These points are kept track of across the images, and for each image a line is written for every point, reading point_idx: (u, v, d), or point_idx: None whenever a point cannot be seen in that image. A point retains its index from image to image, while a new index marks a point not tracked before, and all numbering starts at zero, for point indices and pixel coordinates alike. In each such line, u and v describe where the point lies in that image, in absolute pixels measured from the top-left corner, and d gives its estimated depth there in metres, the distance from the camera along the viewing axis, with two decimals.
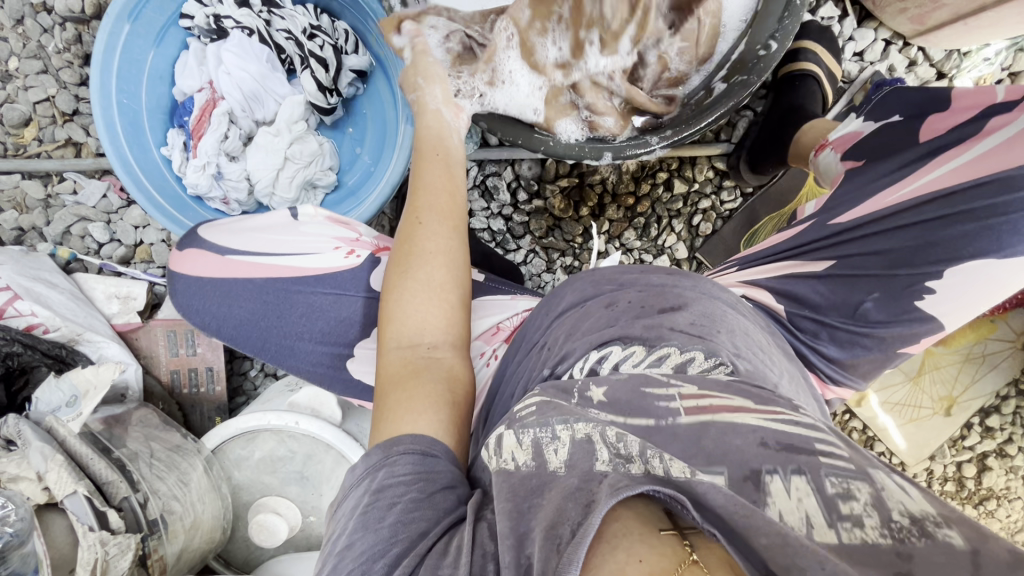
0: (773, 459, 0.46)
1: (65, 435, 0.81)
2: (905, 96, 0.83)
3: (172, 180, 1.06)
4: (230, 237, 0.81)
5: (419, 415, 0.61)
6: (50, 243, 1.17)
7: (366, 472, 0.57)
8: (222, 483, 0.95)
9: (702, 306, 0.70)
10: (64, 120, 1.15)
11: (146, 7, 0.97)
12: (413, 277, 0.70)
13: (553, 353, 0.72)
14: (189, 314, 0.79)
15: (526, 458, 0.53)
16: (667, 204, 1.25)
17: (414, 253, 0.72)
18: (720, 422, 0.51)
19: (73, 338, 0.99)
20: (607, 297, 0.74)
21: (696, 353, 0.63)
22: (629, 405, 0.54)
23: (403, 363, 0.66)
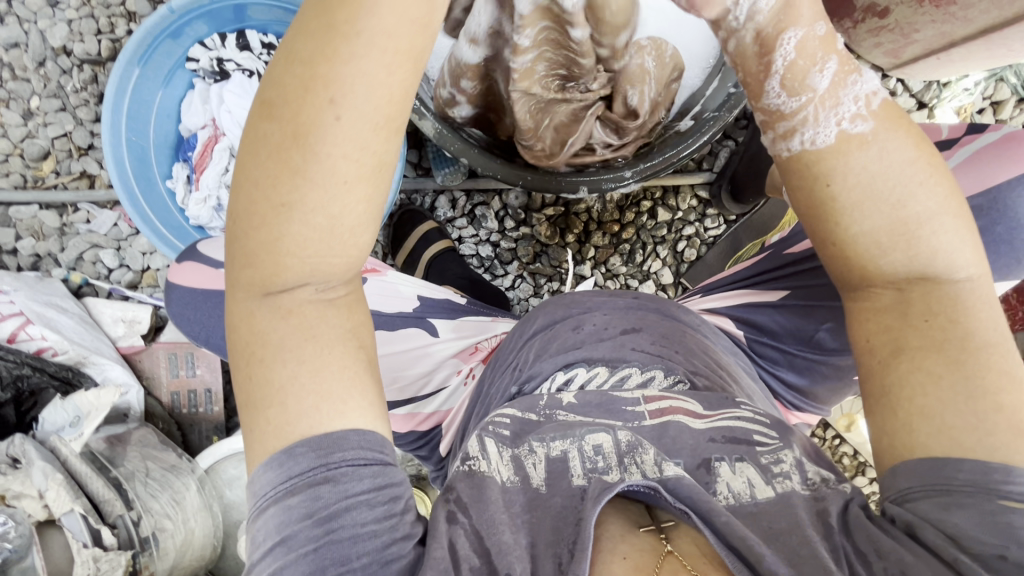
0: (719, 448, 0.59)
1: (67, 454, 0.87)
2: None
3: (176, 210, 1.12)
4: (223, 250, 0.77)
5: (340, 402, 0.47)
6: (64, 268, 1.24)
7: (298, 487, 0.45)
8: (214, 502, 0.99)
9: (665, 327, 0.78)
10: (79, 154, 1.23)
11: (155, 52, 1.04)
12: (320, 214, 0.46)
13: (520, 371, 0.75)
14: (181, 323, 0.76)
15: (509, 473, 0.56)
16: (652, 231, 1.28)
17: (324, 175, 0.45)
18: (677, 422, 0.61)
19: (80, 360, 1.05)
20: (574, 320, 0.79)
21: (656, 375, 0.71)
22: (604, 412, 0.63)
23: (289, 319, 0.47)
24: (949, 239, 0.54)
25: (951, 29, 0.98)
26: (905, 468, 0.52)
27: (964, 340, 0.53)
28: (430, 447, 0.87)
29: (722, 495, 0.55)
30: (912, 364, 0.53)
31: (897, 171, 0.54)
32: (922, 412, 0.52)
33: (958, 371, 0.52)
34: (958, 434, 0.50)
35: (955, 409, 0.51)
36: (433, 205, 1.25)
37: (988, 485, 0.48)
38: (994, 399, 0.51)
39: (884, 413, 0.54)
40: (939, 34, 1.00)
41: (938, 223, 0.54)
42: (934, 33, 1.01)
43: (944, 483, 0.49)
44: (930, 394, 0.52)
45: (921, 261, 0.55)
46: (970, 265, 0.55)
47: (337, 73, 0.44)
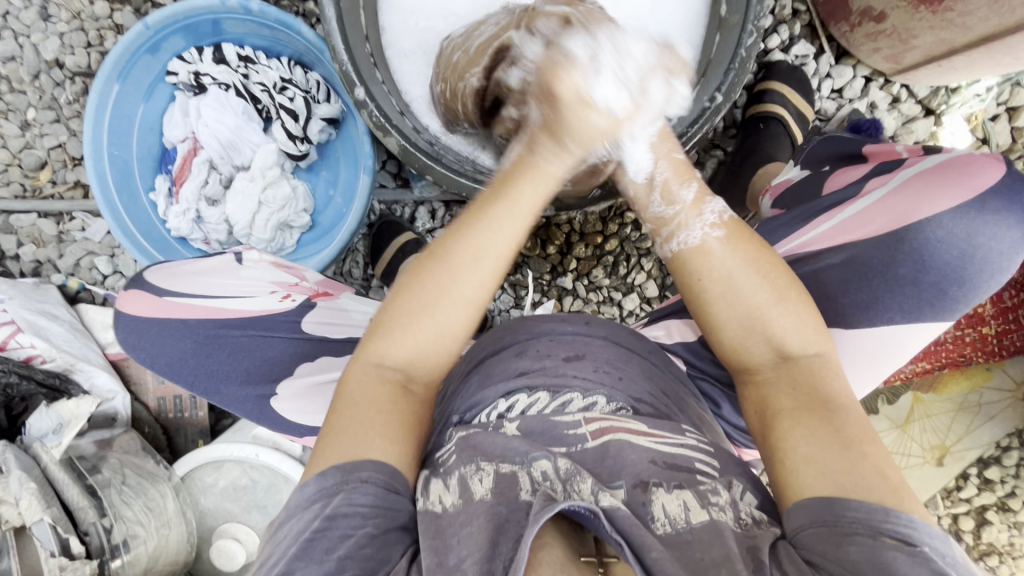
0: (659, 473, 0.60)
1: (48, 461, 0.91)
2: (836, 155, 0.85)
3: (158, 222, 1.14)
4: (170, 280, 0.79)
5: (379, 443, 0.61)
6: (62, 275, 1.29)
7: (318, 496, 0.57)
8: (188, 508, 1.02)
9: (607, 353, 0.75)
10: (74, 164, 1.27)
11: (134, 67, 1.06)
12: (433, 310, 0.66)
13: (461, 397, 0.74)
14: (127, 350, 0.76)
15: (454, 500, 0.58)
16: (636, 243, 1.26)
17: (453, 286, 0.66)
18: (619, 440, 0.62)
19: (68, 368, 1.09)
20: (519, 345, 0.77)
21: (600, 405, 0.68)
22: (545, 429, 0.65)
23: (382, 384, 0.65)
24: (789, 326, 0.67)
25: (951, 37, 0.90)
26: (798, 510, 0.55)
27: (822, 402, 0.62)
28: None
29: (659, 522, 0.55)
30: (789, 428, 0.61)
31: (741, 272, 0.68)
32: (805, 459, 0.58)
33: (830, 426, 0.59)
34: (832, 473, 0.56)
35: (828, 453, 0.57)
36: (414, 216, 1.25)
37: (876, 523, 0.51)
38: (864, 449, 0.57)
39: (775, 469, 0.60)
40: (938, 41, 0.92)
41: (779, 310, 0.67)
42: (934, 40, 0.93)
43: (835, 519, 0.53)
44: (800, 450, 0.59)
45: (784, 344, 0.66)
46: (807, 344, 0.67)
47: (489, 219, 0.67)
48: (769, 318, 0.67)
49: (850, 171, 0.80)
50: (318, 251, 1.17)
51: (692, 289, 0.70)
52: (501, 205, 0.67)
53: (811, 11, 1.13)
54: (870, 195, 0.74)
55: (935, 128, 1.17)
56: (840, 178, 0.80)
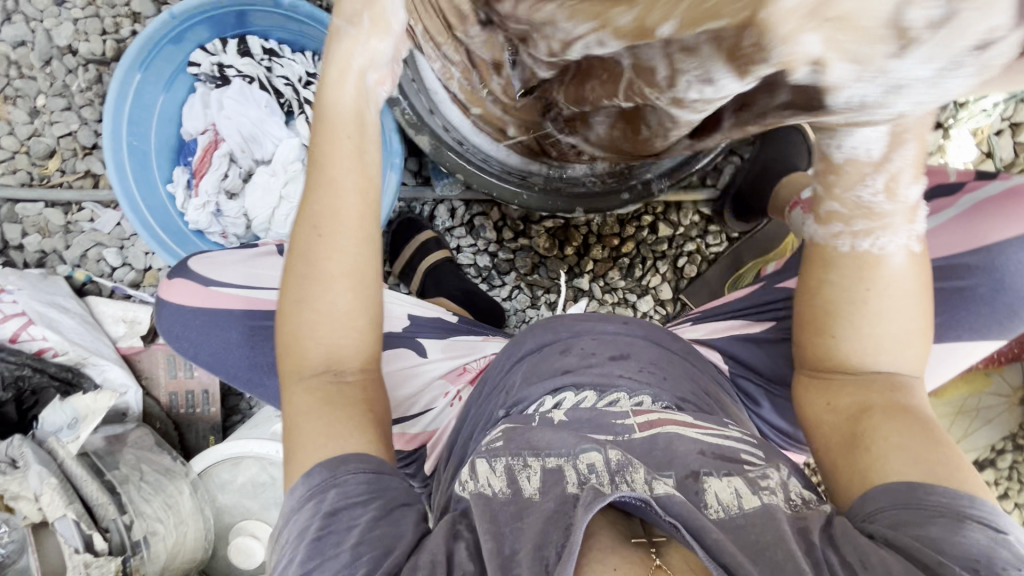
0: (708, 462, 0.61)
1: (64, 456, 0.90)
2: None
3: (175, 215, 1.12)
4: (212, 269, 0.78)
5: (340, 439, 0.61)
6: (68, 266, 1.26)
7: (309, 496, 0.58)
8: (206, 505, 1.00)
9: (650, 354, 0.77)
10: (84, 154, 1.25)
11: (157, 57, 1.04)
12: (314, 296, 0.63)
13: (509, 394, 0.75)
14: (169, 338, 0.78)
15: (501, 485, 0.59)
16: (652, 246, 1.27)
17: (315, 266, 0.63)
18: (666, 432, 0.64)
19: (80, 361, 1.06)
20: (563, 343, 0.78)
21: (645, 402, 0.70)
22: (587, 421, 0.67)
23: (318, 388, 0.64)
24: (912, 335, 0.65)
25: None
26: (882, 493, 0.57)
27: (913, 406, 0.63)
28: (417, 464, 0.85)
29: (713, 508, 0.56)
30: (880, 422, 0.62)
31: (910, 287, 0.62)
32: (896, 453, 0.59)
33: (918, 430, 0.61)
34: (918, 466, 0.57)
35: (910, 449, 0.59)
36: (433, 214, 1.25)
37: (958, 508, 0.54)
38: (942, 448, 0.59)
39: (860, 459, 0.61)
40: None
41: (909, 318, 0.64)
42: None
43: (917, 503, 0.55)
44: (888, 441, 0.60)
45: (897, 349, 0.65)
46: (914, 354, 0.66)
47: (319, 188, 0.61)
48: (901, 324, 0.64)
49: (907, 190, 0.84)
50: None
51: (808, 275, 0.66)
52: (334, 174, 0.61)
53: None
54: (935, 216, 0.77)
55: (943, 140, 1.20)
56: None
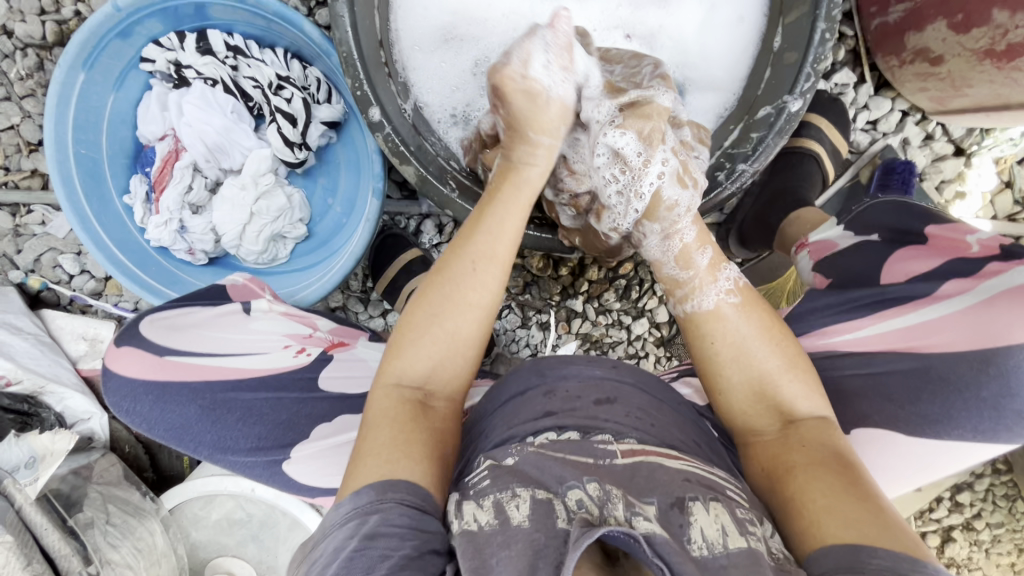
0: (694, 489, 0.54)
1: (21, 502, 0.83)
2: (885, 218, 0.80)
3: (135, 231, 1.02)
4: (171, 333, 0.75)
5: (409, 464, 0.55)
6: (22, 271, 1.15)
7: (353, 514, 0.51)
8: (179, 543, 0.97)
9: (638, 400, 0.67)
10: (30, 150, 1.12)
11: (103, 54, 0.92)
12: (444, 321, 0.64)
13: (488, 439, 0.64)
14: (119, 414, 0.71)
15: (488, 518, 0.50)
16: (651, 267, 1.21)
17: (458, 294, 0.64)
18: (649, 463, 0.57)
19: (36, 390, 0.99)
20: (547, 385, 0.68)
21: (631, 442, 0.60)
22: (572, 445, 0.58)
23: (403, 403, 0.60)
24: (799, 395, 0.63)
25: (1008, 93, 0.85)
26: (819, 555, 0.49)
27: (833, 457, 0.58)
28: None
29: (696, 544, 0.48)
30: (803, 481, 0.56)
31: (753, 338, 0.66)
32: (827, 512, 0.52)
33: (846, 481, 0.54)
34: (846, 524, 0.50)
35: (839, 505, 0.52)
36: (419, 229, 1.16)
37: (904, 570, 0.45)
38: (871, 503, 0.52)
39: (790, 523, 0.54)
40: (994, 94, 0.88)
41: (789, 379, 0.64)
42: (989, 92, 0.88)
43: (857, 565, 0.46)
44: (817, 502, 0.53)
45: (795, 408, 0.63)
46: (818, 410, 0.63)
47: (486, 228, 0.66)
48: (782, 388, 0.64)
49: (918, 257, 0.73)
50: (317, 265, 1.08)
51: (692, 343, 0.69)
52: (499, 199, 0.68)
53: (858, 37, 1.05)
54: (945, 301, 0.67)
55: (964, 168, 1.14)
56: (904, 263, 0.74)
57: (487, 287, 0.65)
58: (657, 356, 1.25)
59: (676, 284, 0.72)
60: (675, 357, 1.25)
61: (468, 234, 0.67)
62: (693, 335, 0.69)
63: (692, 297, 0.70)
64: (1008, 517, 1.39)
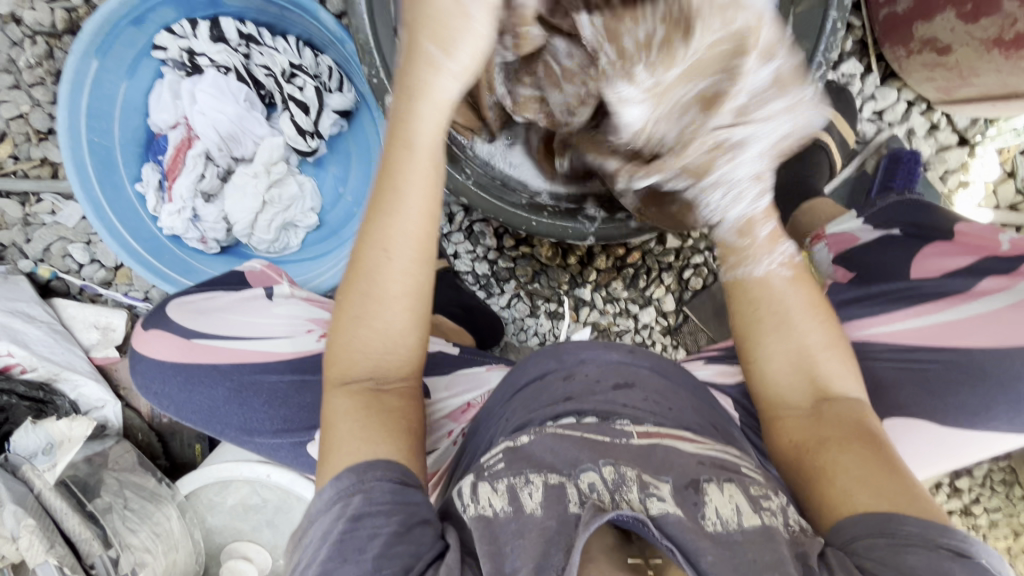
0: (708, 471, 0.56)
1: (41, 487, 0.85)
2: (911, 214, 0.80)
3: (147, 219, 1.02)
4: (195, 318, 0.76)
5: (375, 444, 0.56)
6: (32, 261, 1.15)
7: (336, 498, 0.52)
8: (196, 529, 0.97)
9: (655, 382, 0.69)
10: (39, 139, 1.11)
11: (116, 41, 0.92)
12: (372, 312, 0.59)
13: (507, 423, 0.66)
14: (148, 395, 0.76)
15: (503, 504, 0.51)
16: (658, 256, 1.23)
17: (378, 283, 0.59)
18: (665, 445, 0.59)
19: (51, 378, 1.00)
20: (566, 369, 0.69)
21: (648, 426, 0.61)
22: (591, 427, 0.60)
23: (353, 394, 0.59)
24: (839, 374, 0.63)
25: (1015, 82, 0.87)
26: (846, 523, 0.51)
27: (862, 429, 0.59)
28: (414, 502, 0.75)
29: (710, 520, 0.50)
30: (834, 454, 0.57)
31: (801, 311, 0.65)
32: (855, 483, 0.54)
33: (876, 456, 0.56)
34: (877, 493, 0.52)
35: (867, 476, 0.54)
36: None
37: (932, 537, 0.48)
38: (898, 475, 0.54)
39: (818, 491, 0.56)
40: (1001, 83, 0.89)
41: (830, 356, 0.64)
42: (996, 81, 0.90)
43: (888, 532, 0.49)
44: (848, 473, 0.55)
45: (834, 386, 0.63)
46: (855, 389, 0.63)
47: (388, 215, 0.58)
48: (827, 365, 0.64)
49: (947, 253, 0.73)
50: (327, 253, 1.08)
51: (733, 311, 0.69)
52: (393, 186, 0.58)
53: (865, 27, 1.07)
54: (985, 297, 0.68)
55: (968, 158, 1.15)
56: (934, 258, 0.74)
57: (408, 263, 0.59)
58: (664, 344, 1.27)
59: (731, 249, 0.69)
60: (682, 345, 1.26)
61: (375, 217, 0.59)
62: (734, 303, 0.68)
63: (743, 264, 0.68)
64: (1006, 502, 1.42)
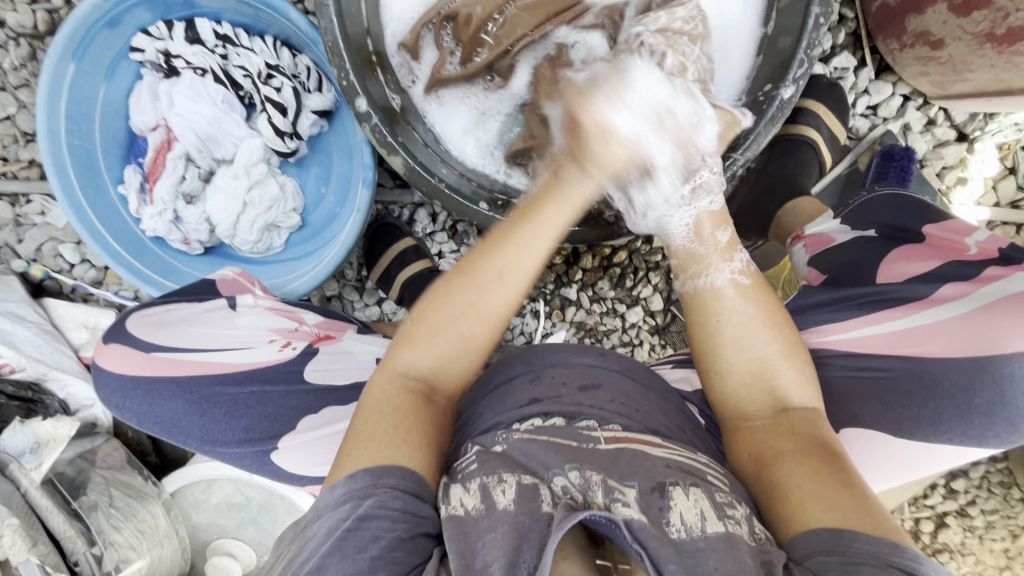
0: (674, 474, 0.54)
1: (27, 486, 0.87)
2: (887, 212, 0.78)
3: (130, 220, 1.03)
4: (157, 331, 0.78)
5: (404, 452, 0.55)
6: (23, 261, 1.16)
7: (346, 497, 0.52)
8: (181, 525, 1.00)
9: (624, 385, 0.68)
10: (26, 141, 1.12)
11: (92, 45, 0.92)
12: (460, 323, 0.61)
13: (475, 425, 0.65)
14: (110, 406, 0.75)
15: (475, 503, 0.51)
16: (645, 255, 1.21)
17: (479, 301, 0.60)
18: (632, 449, 0.57)
19: (40, 377, 1.02)
20: (533, 372, 0.69)
21: (615, 427, 0.60)
22: (558, 429, 0.59)
23: (406, 393, 0.60)
24: (790, 384, 0.61)
25: (1009, 78, 0.83)
26: (802, 537, 0.49)
27: (820, 442, 0.57)
28: None
29: (675, 526, 0.48)
30: (785, 470, 0.54)
31: (757, 326, 0.62)
32: (811, 496, 0.51)
33: (830, 469, 0.53)
34: (827, 506, 0.50)
35: (820, 489, 0.51)
36: (412, 217, 1.16)
37: (885, 558, 0.45)
38: (853, 490, 0.51)
39: (772, 504, 0.53)
40: (995, 79, 0.86)
41: (781, 365, 0.62)
42: (990, 77, 0.86)
43: (841, 549, 0.46)
44: (803, 488, 0.52)
45: (786, 398, 0.61)
46: (809, 400, 0.61)
47: (517, 238, 0.60)
48: (777, 374, 0.61)
49: (916, 256, 0.71)
50: (310, 255, 1.08)
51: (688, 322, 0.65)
52: (534, 218, 0.60)
53: (858, 19, 1.03)
54: (943, 306, 0.65)
55: (966, 154, 1.11)
56: (902, 262, 0.72)
57: (509, 297, 0.61)
58: (652, 344, 1.25)
59: (690, 258, 0.65)
60: (669, 345, 1.25)
61: (496, 241, 0.61)
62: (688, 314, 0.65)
63: (704, 274, 0.64)
64: (1003, 503, 1.40)
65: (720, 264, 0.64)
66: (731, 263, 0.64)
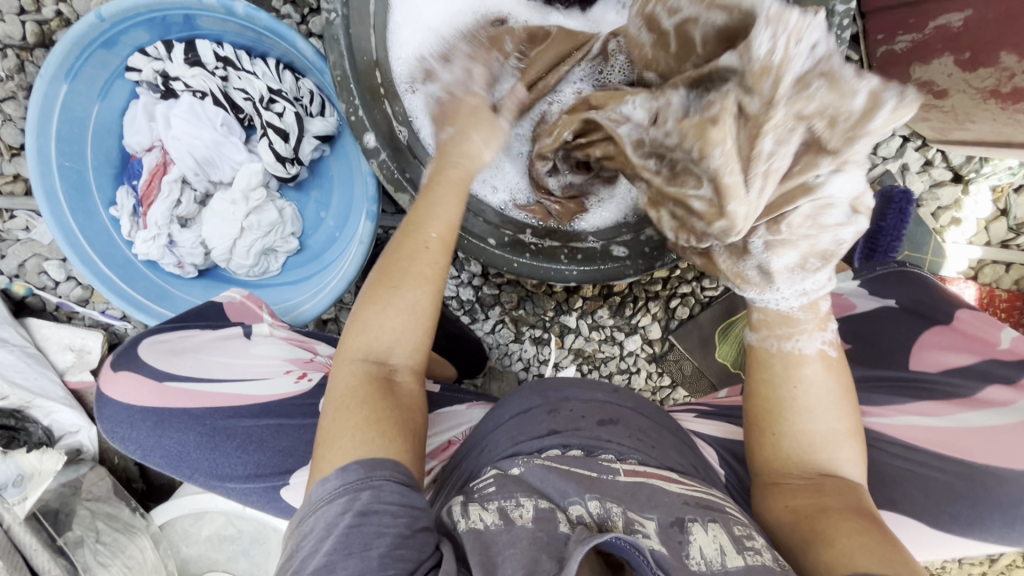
0: (692, 511, 0.53)
1: (10, 521, 0.84)
2: (911, 291, 0.82)
3: (121, 243, 1.00)
4: (168, 358, 0.77)
5: (377, 444, 0.52)
6: (6, 277, 1.12)
7: (342, 490, 0.49)
8: (169, 559, 0.96)
9: (638, 421, 0.66)
10: (11, 154, 1.08)
11: (86, 64, 0.89)
12: (402, 292, 0.59)
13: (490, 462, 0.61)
14: (117, 439, 0.74)
15: (493, 521, 0.49)
16: (646, 285, 1.21)
17: (405, 267, 0.60)
18: (651, 483, 0.56)
19: (23, 405, 0.99)
20: (550, 404, 0.65)
21: (634, 462, 0.58)
22: (576, 460, 0.57)
23: (368, 378, 0.57)
24: (845, 456, 0.57)
25: (1009, 131, 0.85)
26: None
27: (864, 508, 0.53)
28: None
29: (695, 559, 0.48)
30: (830, 524, 0.51)
31: (830, 400, 0.57)
32: (857, 546, 0.48)
33: (877, 528, 0.50)
34: (874, 558, 0.46)
35: (867, 543, 0.48)
36: None
37: None
38: (899, 549, 0.48)
39: (811, 555, 0.50)
40: (996, 131, 0.87)
41: (841, 441, 0.57)
42: (991, 128, 0.88)
43: None
44: (849, 540, 0.49)
45: (836, 467, 0.57)
46: (857, 470, 0.57)
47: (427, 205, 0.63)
48: (835, 448, 0.57)
49: (943, 347, 0.76)
50: (308, 279, 1.05)
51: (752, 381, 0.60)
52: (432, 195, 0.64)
53: None
54: (988, 408, 0.70)
55: (961, 195, 1.13)
56: (932, 351, 0.77)
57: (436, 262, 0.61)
58: (649, 372, 1.25)
59: (781, 319, 0.57)
60: (666, 374, 1.25)
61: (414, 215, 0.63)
62: (754, 371, 0.60)
63: (793, 338, 0.57)
64: None
65: (807, 334, 0.57)
66: (821, 340, 0.57)
